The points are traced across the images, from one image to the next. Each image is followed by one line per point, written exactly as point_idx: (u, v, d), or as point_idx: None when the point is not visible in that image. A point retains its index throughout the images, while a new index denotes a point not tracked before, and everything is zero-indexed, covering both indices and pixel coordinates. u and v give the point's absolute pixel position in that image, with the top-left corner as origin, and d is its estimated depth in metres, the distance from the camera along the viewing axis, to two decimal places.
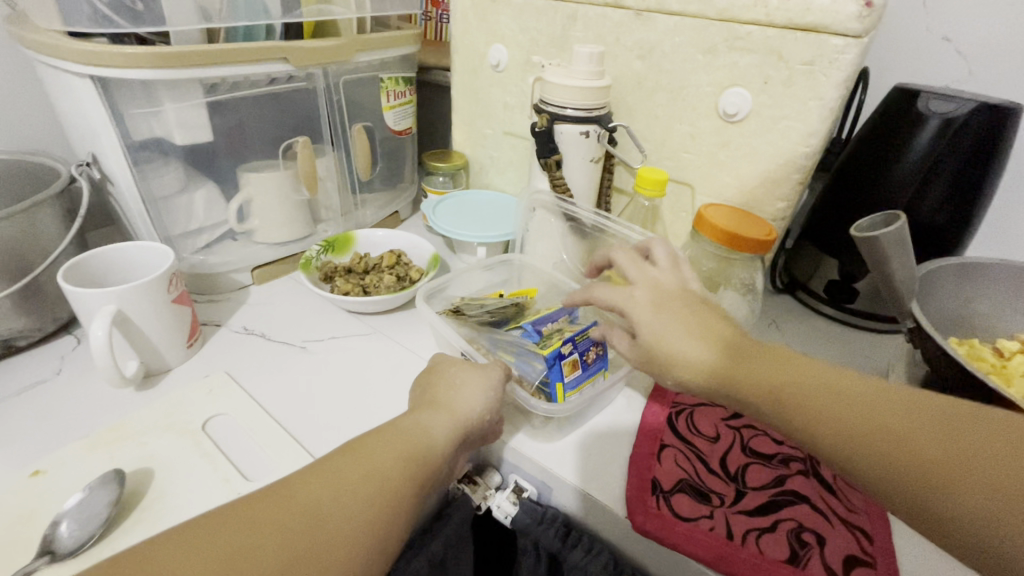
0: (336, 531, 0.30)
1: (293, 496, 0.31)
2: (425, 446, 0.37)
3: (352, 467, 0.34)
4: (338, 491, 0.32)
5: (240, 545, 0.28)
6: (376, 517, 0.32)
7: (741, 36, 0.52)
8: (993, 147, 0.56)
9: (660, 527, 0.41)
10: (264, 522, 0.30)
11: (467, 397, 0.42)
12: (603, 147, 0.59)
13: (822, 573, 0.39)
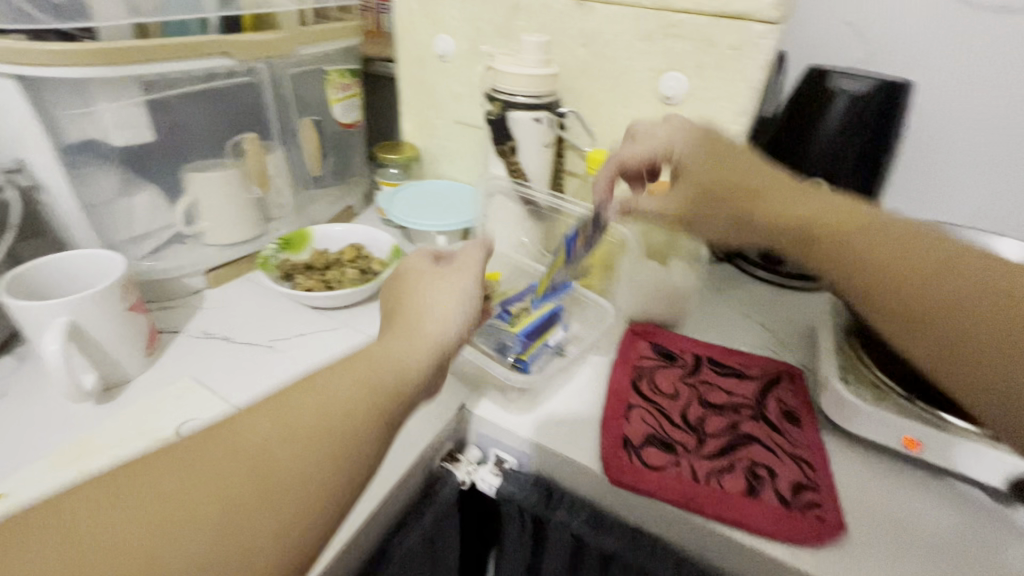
0: (285, 472, 0.26)
1: (245, 437, 0.27)
2: (389, 369, 0.32)
3: (308, 397, 0.29)
4: (290, 427, 0.27)
5: (176, 503, 0.24)
6: (336, 453, 0.28)
7: (674, 23, 0.56)
8: (892, 119, 0.63)
9: (635, 478, 0.45)
10: (204, 462, 0.25)
11: (440, 316, 0.38)
12: (554, 132, 0.62)
13: (774, 500, 0.45)
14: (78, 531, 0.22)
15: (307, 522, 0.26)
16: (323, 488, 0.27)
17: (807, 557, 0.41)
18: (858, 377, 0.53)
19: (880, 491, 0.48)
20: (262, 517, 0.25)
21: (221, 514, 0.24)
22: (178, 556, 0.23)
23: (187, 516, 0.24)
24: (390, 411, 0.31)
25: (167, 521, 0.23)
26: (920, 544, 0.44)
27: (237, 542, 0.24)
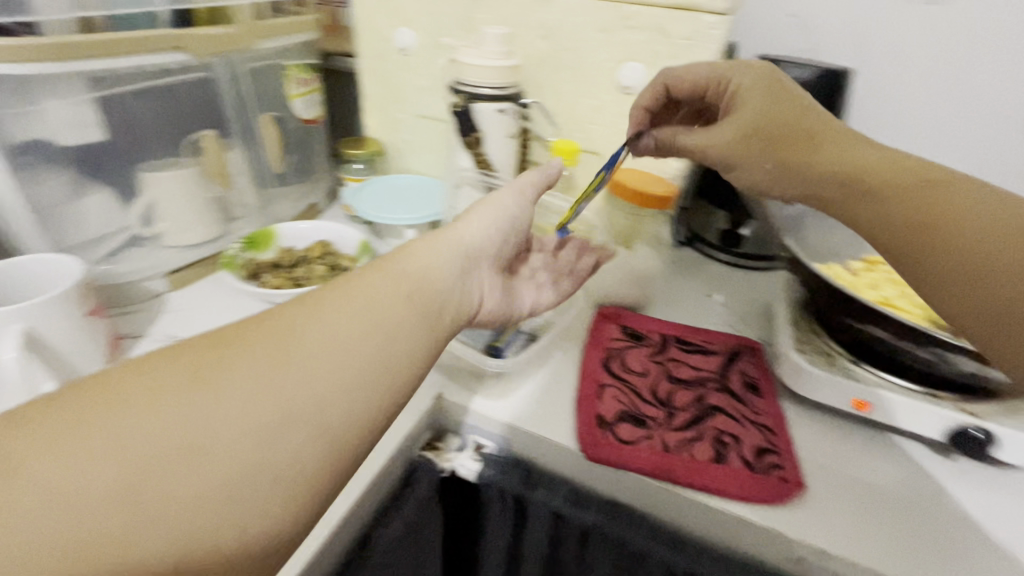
0: (322, 351, 0.28)
1: (293, 324, 0.29)
2: (417, 281, 0.35)
3: (344, 301, 0.31)
4: (326, 317, 0.30)
5: (232, 371, 0.26)
6: (365, 343, 0.30)
7: (630, 15, 0.58)
8: (834, 105, 0.68)
9: (611, 452, 0.47)
10: (242, 339, 0.27)
11: (473, 229, 0.43)
12: (519, 123, 0.63)
13: (740, 464, 0.47)
14: (125, 389, 0.24)
15: (338, 400, 0.28)
16: (356, 370, 0.29)
17: (772, 515, 0.44)
18: (811, 347, 0.56)
19: (835, 450, 0.52)
20: (298, 395, 0.27)
21: (260, 382, 0.26)
22: (223, 411, 0.25)
23: (240, 386, 0.26)
24: (415, 318, 0.33)
25: (222, 387, 0.25)
26: (872, 495, 0.47)
27: (277, 407, 0.26)
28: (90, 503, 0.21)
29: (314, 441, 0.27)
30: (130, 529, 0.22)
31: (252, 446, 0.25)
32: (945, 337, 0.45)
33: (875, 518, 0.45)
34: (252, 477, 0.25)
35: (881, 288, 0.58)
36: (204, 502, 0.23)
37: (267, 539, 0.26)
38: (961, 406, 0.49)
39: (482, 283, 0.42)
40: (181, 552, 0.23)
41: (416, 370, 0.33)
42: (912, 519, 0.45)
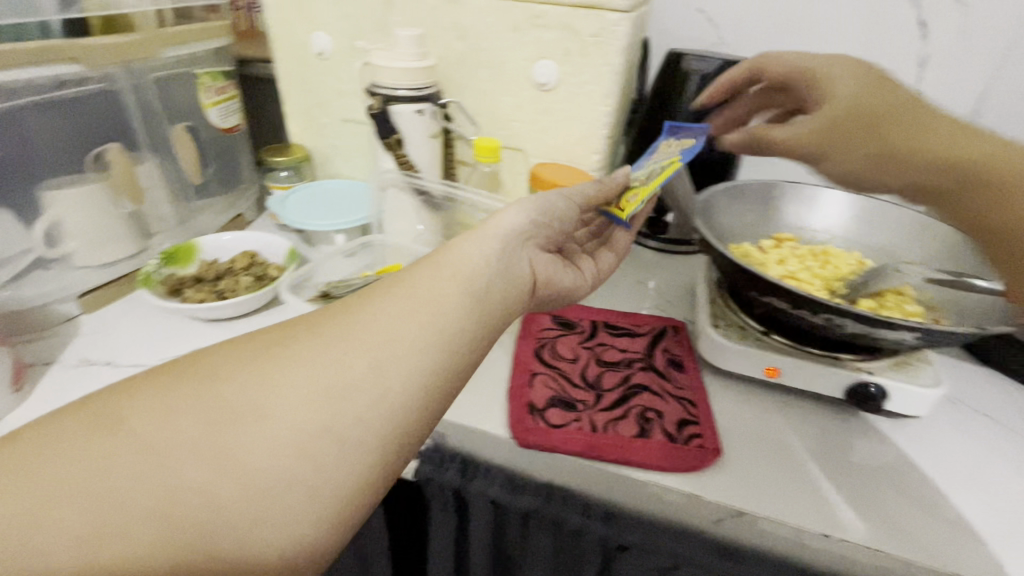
0: (366, 340, 0.34)
1: (355, 329, 0.35)
2: (462, 269, 0.40)
3: (394, 308, 0.36)
4: (373, 311, 0.36)
5: (301, 370, 0.32)
6: (406, 331, 0.35)
7: (538, 14, 0.60)
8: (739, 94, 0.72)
9: (541, 438, 0.49)
10: (303, 332, 0.34)
11: (513, 218, 0.46)
12: (439, 123, 0.64)
13: (663, 438, 0.50)
14: (215, 365, 0.32)
15: (380, 382, 0.33)
16: (395, 356, 0.34)
17: (692, 481, 0.47)
18: (726, 321, 0.60)
19: (752, 415, 0.55)
20: (347, 391, 0.32)
21: (313, 363, 0.32)
22: (282, 386, 0.31)
23: (307, 385, 0.32)
24: (454, 306, 0.38)
25: (289, 384, 0.31)
26: (782, 453, 0.51)
27: (326, 385, 0.32)
28: (185, 447, 0.28)
29: (361, 413, 0.32)
30: (212, 469, 0.28)
31: (306, 415, 0.31)
32: (832, 303, 0.48)
33: (784, 473, 0.49)
34: (306, 440, 0.30)
35: (787, 265, 0.63)
36: (269, 454, 0.29)
37: (323, 496, 0.30)
38: (856, 365, 0.54)
39: (531, 256, 0.47)
40: (251, 493, 0.28)
41: (456, 358, 0.37)
42: (818, 471, 0.50)
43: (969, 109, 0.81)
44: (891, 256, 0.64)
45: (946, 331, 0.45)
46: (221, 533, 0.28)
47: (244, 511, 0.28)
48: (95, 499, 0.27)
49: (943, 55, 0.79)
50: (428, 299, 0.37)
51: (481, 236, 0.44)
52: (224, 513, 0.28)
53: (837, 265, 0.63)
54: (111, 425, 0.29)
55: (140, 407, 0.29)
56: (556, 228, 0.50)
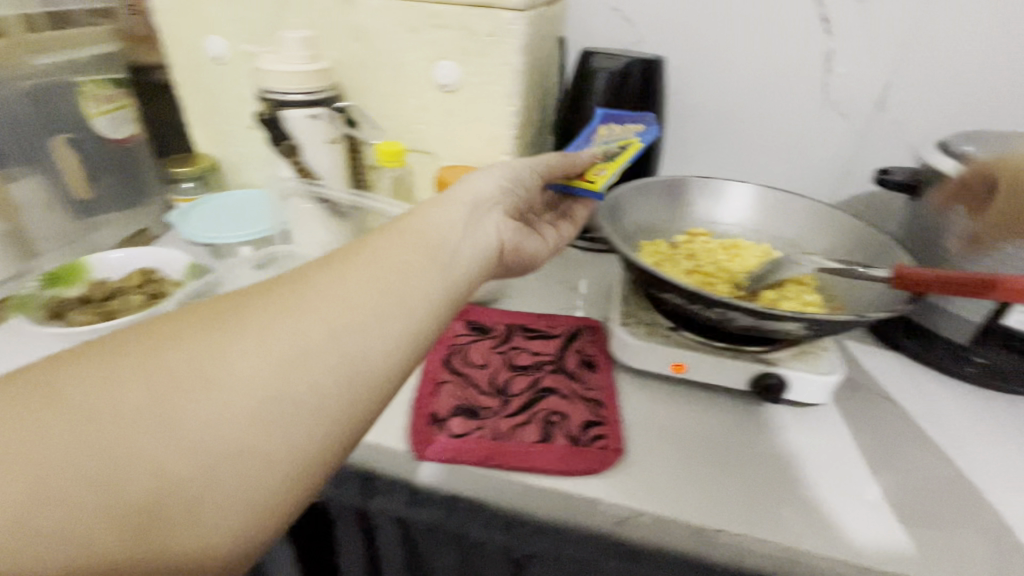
0: (323, 309, 0.33)
1: (314, 292, 0.34)
2: (419, 240, 0.40)
3: (353, 271, 0.36)
4: (330, 280, 0.35)
5: (256, 335, 0.31)
6: (363, 301, 0.35)
7: (433, 14, 0.58)
8: (646, 89, 0.72)
9: (439, 450, 0.48)
10: (256, 300, 0.33)
11: (475, 187, 0.49)
12: (339, 128, 0.62)
13: (565, 441, 0.50)
14: (163, 334, 0.30)
15: (337, 351, 0.32)
16: (352, 324, 0.34)
17: (592, 485, 0.47)
18: (637, 319, 0.60)
19: (658, 413, 0.55)
20: (303, 357, 0.31)
21: (269, 332, 0.31)
22: (234, 355, 0.30)
23: (262, 349, 0.31)
24: (413, 277, 0.38)
25: (240, 348, 0.30)
26: (686, 451, 0.51)
27: (280, 354, 0.31)
28: (130, 419, 0.27)
29: (317, 381, 0.31)
30: (161, 441, 0.27)
31: (259, 384, 0.30)
32: (722, 298, 0.48)
33: (684, 470, 0.49)
34: (260, 409, 0.29)
35: (696, 260, 0.64)
36: (220, 424, 0.28)
37: (278, 465, 0.29)
38: (758, 358, 0.55)
39: (497, 224, 0.48)
40: (201, 465, 0.27)
41: (421, 321, 0.37)
42: (718, 465, 0.50)
43: (876, 102, 0.83)
44: (798, 246, 0.66)
45: (828, 320, 0.46)
46: (170, 506, 0.27)
47: (196, 482, 0.27)
48: (28, 475, 0.25)
49: (848, 48, 0.81)
50: (386, 268, 0.37)
51: (441, 209, 0.44)
52: (176, 485, 0.27)
53: (745, 259, 0.64)
54: (48, 398, 0.27)
55: (81, 379, 0.28)
56: (522, 197, 0.53)
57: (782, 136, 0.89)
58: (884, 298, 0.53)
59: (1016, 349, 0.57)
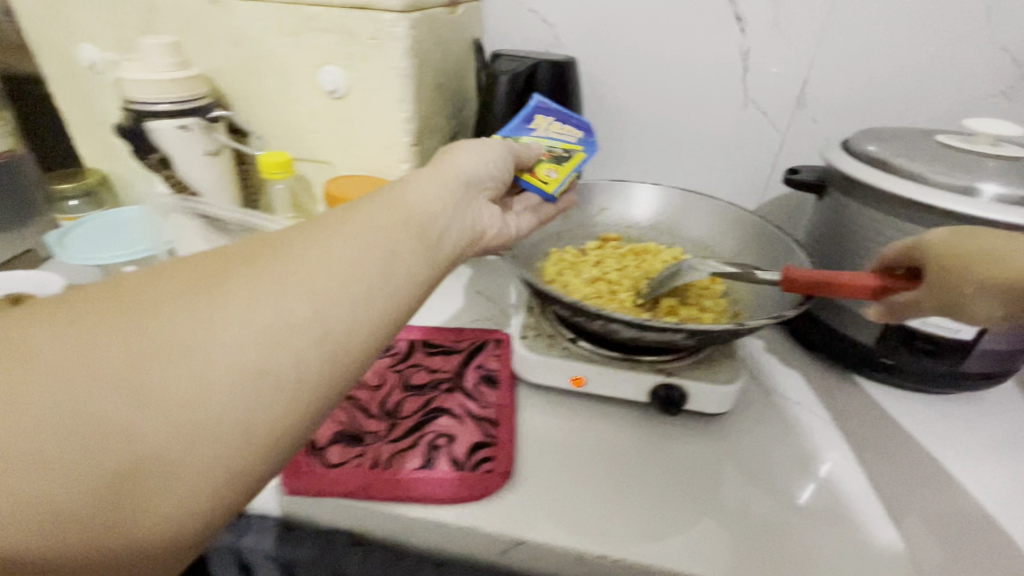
0: (313, 275, 0.29)
1: (304, 253, 0.30)
2: (413, 211, 0.36)
3: (349, 233, 0.32)
4: (321, 245, 0.31)
5: (244, 299, 0.27)
6: (355, 270, 0.31)
7: (312, 17, 0.55)
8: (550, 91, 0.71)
9: (311, 482, 0.45)
10: (242, 259, 0.29)
11: (461, 160, 0.45)
12: (218, 139, 0.58)
13: (448, 466, 0.47)
14: (138, 292, 0.26)
15: (324, 323, 0.29)
16: (343, 296, 0.30)
17: (469, 513, 0.44)
18: (537, 330, 0.57)
19: (555, 431, 0.53)
20: (295, 327, 0.28)
21: (254, 296, 0.27)
22: (216, 319, 0.26)
23: (252, 316, 0.27)
24: (408, 247, 0.34)
25: (225, 312, 0.27)
26: (577, 471, 0.50)
27: (265, 323, 0.27)
28: (101, 383, 0.23)
29: (302, 355, 0.28)
30: (132, 410, 0.24)
31: (240, 356, 0.26)
32: (603, 311, 0.46)
33: (571, 493, 0.48)
34: (240, 383, 0.26)
35: (603, 266, 0.62)
36: (196, 395, 0.25)
37: (255, 442, 0.26)
38: (656, 367, 0.53)
39: (481, 209, 0.45)
40: (175, 439, 0.24)
41: (414, 291, 0.34)
42: (607, 488, 0.48)
43: (795, 100, 0.83)
44: (707, 249, 0.65)
45: (706, 330, 0.44)
46: (139, 480, 0.24)
47: (166, 457, 0.24)
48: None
49: (764, 47, 0.80)
50: (380, 234, 0.33)
51: (433, 180, 0.41)
52: (147, 459, 0.24)
53: (653, 264, 0.62)
54: (17, 351, 0.23)
55: (52, 334, 0.24)
56: (502, 183, 0.50)
57: (707, 135, 0.88)
58: (778, 301, 0.53)
59: (917, 351, 0.57)
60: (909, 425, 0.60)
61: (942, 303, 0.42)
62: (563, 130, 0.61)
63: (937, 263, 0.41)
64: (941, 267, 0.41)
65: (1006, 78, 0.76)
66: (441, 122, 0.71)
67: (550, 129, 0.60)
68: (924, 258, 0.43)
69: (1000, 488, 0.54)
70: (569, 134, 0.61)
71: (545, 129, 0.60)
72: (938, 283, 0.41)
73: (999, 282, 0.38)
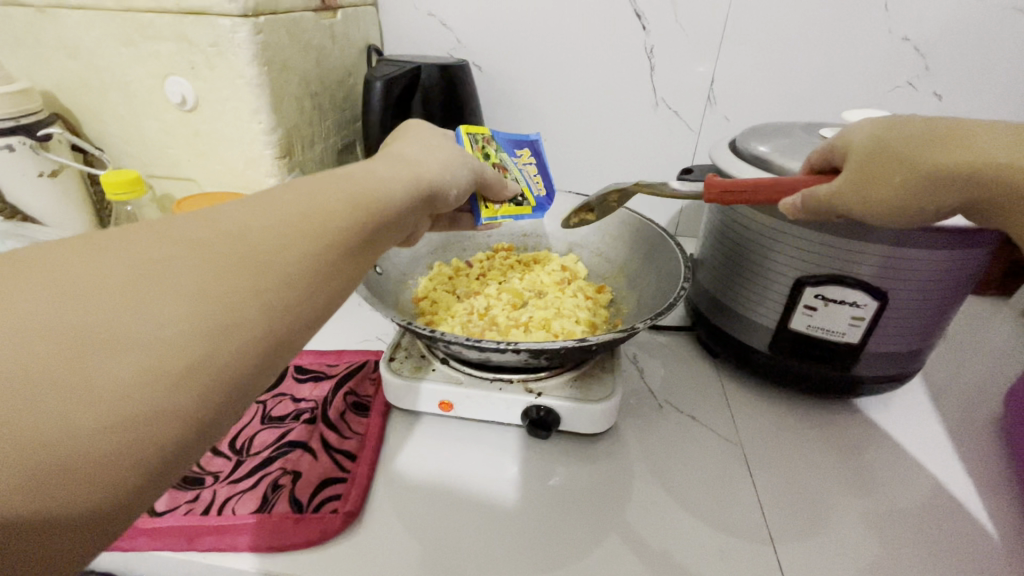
0: (269, 260, 0.25)
1: (246, 224, 0.26)
2: (360, 187, 0.32)
3: (289, 204, 0.28)
4: (263, 221, 0.27)
5: (180, 268, 0.23)
6: (311, 258, 0.27)
7: (146, 24, 0.51)
8: (434, 93, 0.68)
9: (127, 535, 0.41)
10: (196, 238, 0.24)
11: (409, 151, 0.42)
12: (50, 160, 0.55)
13: (286, 509, 0.43)
14: (77, 268, 0.21)
15: (279, 314, 0.25)
16: (297, 285, 0.26)
17: (300, 563, 0.40)
18: (408, 351, 0.54)
19: (424, 461, 0.50)
20: (241, 298, 0.24)
21: (211, 278, 0.23)
22: (165, 302, 0.22)
23: (193, 284, 0.22)
24: (359, 236, 0.30)
25: (161, 280, 0.22)
26: (441, 508, 0.46)
27: (219, 309, 0.23)
28: (29, 375, 0.19)
29: (248, 329, 0.24)
30: (69, 407, 0.19)
31: (190, 347, 0.22)
32: (446, 333, 0.43)
33: (424, 533, 0.44)
34: (192, 376, 0.22)
35: (485, 280, 0.59)
36: (141, 390, 0.20)
37: (198, 442, 0.22)
38: (526, 387, 0.50)
39: (422, 220, 0.41)
40: (113, 441, 0.20)
41: (357, 266, 0.30)
42: (466, 525, 0.45)
43: (705, 97, 0.81)
44: (600, 256, 0.62)
45: (548, 347, 0.42)
46: (72, 488, 0.19)
47: (96, 464, 0.19)
48: None
49: (667, 44, 0.77)
50: (335, 220, 0.29)
51: (388, 166, 0.38)
52: (80, 464, 0.19)
53: (539, 274, 0.59)
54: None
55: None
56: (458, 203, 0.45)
57: (622, 136, 0.86)
58: (652, 304, 0.51)
59: (807, 357, 0.54)
60: (812, 434, 0.57)
61: (856, 197, 0.38)
62: (539, 180, 0.57)
63: (862, 151, 0.38)
64: (864, 155, 0.38)
65: (911, 68, 0.74)
66: (325, 132, 0.67)
67: (528, 168, 0.57)
68: (849, 149, 0.39)
69: (899, 500, 0.51)
70: (541, 185, 0.57)
71: (522, 164, 0.57)
72: (860, 172, 0.37)
73: (918, 177, 0.35)
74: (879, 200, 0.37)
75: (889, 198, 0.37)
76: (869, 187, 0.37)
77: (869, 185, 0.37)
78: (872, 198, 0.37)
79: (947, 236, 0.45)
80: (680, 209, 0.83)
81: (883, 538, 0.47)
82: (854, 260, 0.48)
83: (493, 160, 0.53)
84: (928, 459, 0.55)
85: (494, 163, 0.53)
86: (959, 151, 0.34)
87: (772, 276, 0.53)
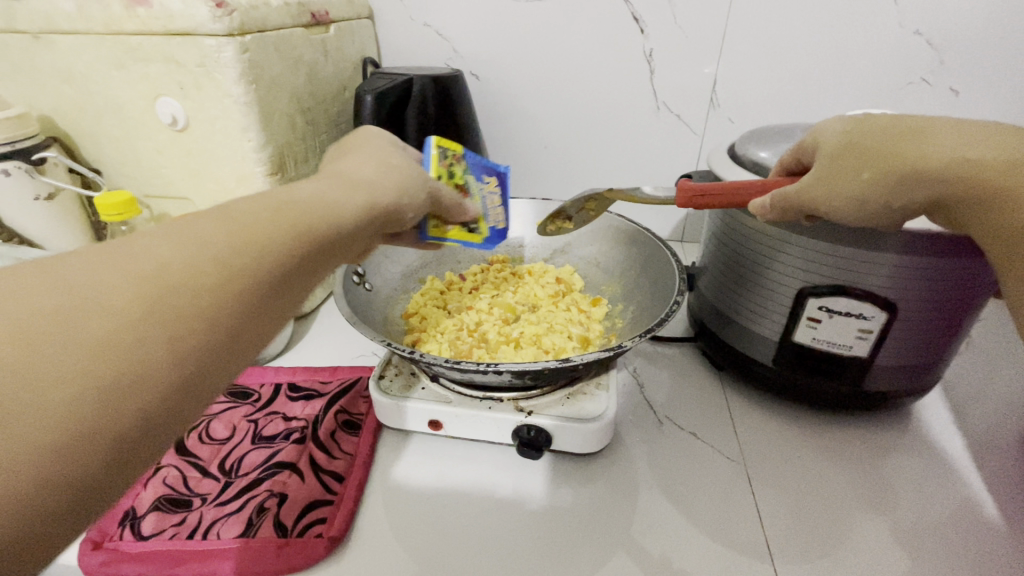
0: (202, 302, 0.23)
1: (168, 253, 0.24)
2: (305, 208, 0.30)
3: (220, 228, 0.26)
4: (188, 248, 0.24)
5: (89, 311, 0.21)
6: (241, 295, 0.25)
7: (135, 47, 0.52)
8: (427, 103, 0.68)
9: (112, 561, 0.40)
10: (122, 276, 0.22)
11: (358, 161, 0.39)
12: (43, 181, 0.57)
13: (270, 533, 0.42)
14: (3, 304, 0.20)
15: (206, 364, 0.24)
16: (223, 328, 0.24)
17: None
18: (398, 369, 0.53)
19: (415, 482, 0.49)
20: (159, 336, 0.22)
21: (130, 324, 0.21)
22: (76, 353, 0.20)
23: (104, 329, 0.21)
24: (304, 257, 0.28)
25: (67, 325, 0.20)
26: (431, 531, 0.45)
27: (128, 363, 0.21)
28: None
29: (168, 367, 0.22)
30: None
31: (106, 394, 0.21)
32: (431, 359, 0.42)
33: (410, 562, 0.42)
34: (93, 435, 0.21)
35: (477, 293, 0.58)
36: (51, 447, 0.20)
37: (99, 492, 0.21)
38: (516, 406, 0.48)
39: (373, 238, 0.37)
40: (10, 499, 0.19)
41: (298, 284, 0.28)
42: (456, 550, 0.43)
43: (709, 99, 0.78)
44: (597, 266, 0.61)
45: (531, 368, 0.41)
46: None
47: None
48: None
49: (668, 46, 0.75)
50: (270, 261, 0.27)
51: (369, 194, 0.35)
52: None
53: (533, 287, 0.58)
54: None
55: None
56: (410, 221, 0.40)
57: (625, 141, 0.84)
58: (646, 318, 0.50)
59: (816, 372, 0.52)
60: (823, 449, 0.55)
61: (823, 194, 0.37)
62: (499, 213, 0.55)
63: (833, 147, 0.37)
64: (835, 150, 0.37)
65: (926, 64, 0.71)
66: (319, 146, 0.67)
67: (494, 196, 0.54)
68: (821, 145, 0.39)
69: (920, 520, 0.47)
70: (498, 219, 0.55)
71: (489, 191, 0.54)
72: (831, 166, 0.37)
73: (887, 174, 0.34)
74: (847, 194, 0.36)
75: (857, 193, 0.35)
76: (837, 178, 0.36)
77: (835, 177, 0.36)
78: (839, 192, 0.36)
79: (961, 244, 0.42)
80: (685, 214, 0.80)
81: (900, 562, 0.44)
82: (862, 270, 0.45)
83: (456, 181, 0.50)
84: (953, 480, 0.51)
85: (458, 185, 0.50)
86: (927, 145, 0.33)
87: (774, 286, 0.51)
